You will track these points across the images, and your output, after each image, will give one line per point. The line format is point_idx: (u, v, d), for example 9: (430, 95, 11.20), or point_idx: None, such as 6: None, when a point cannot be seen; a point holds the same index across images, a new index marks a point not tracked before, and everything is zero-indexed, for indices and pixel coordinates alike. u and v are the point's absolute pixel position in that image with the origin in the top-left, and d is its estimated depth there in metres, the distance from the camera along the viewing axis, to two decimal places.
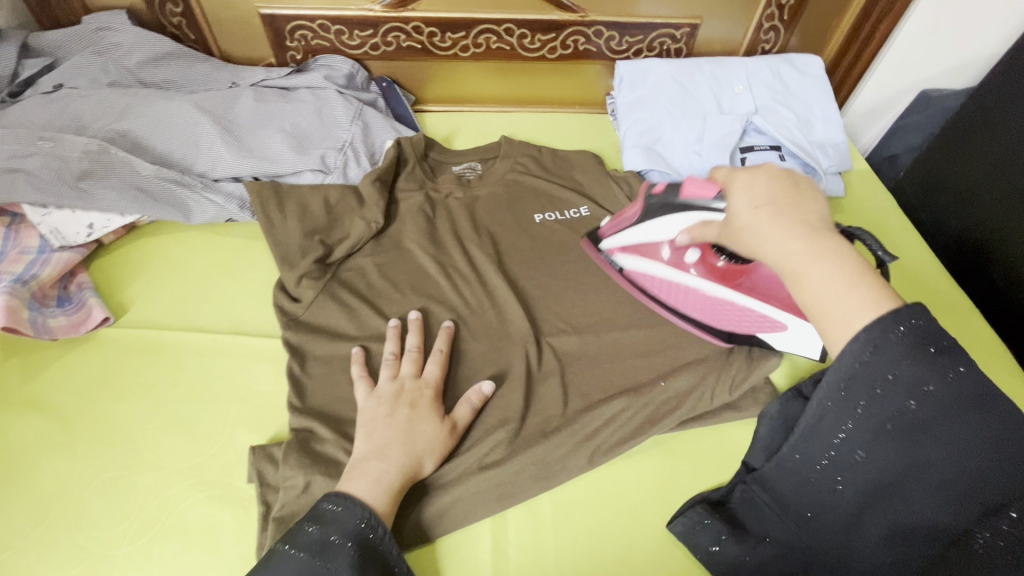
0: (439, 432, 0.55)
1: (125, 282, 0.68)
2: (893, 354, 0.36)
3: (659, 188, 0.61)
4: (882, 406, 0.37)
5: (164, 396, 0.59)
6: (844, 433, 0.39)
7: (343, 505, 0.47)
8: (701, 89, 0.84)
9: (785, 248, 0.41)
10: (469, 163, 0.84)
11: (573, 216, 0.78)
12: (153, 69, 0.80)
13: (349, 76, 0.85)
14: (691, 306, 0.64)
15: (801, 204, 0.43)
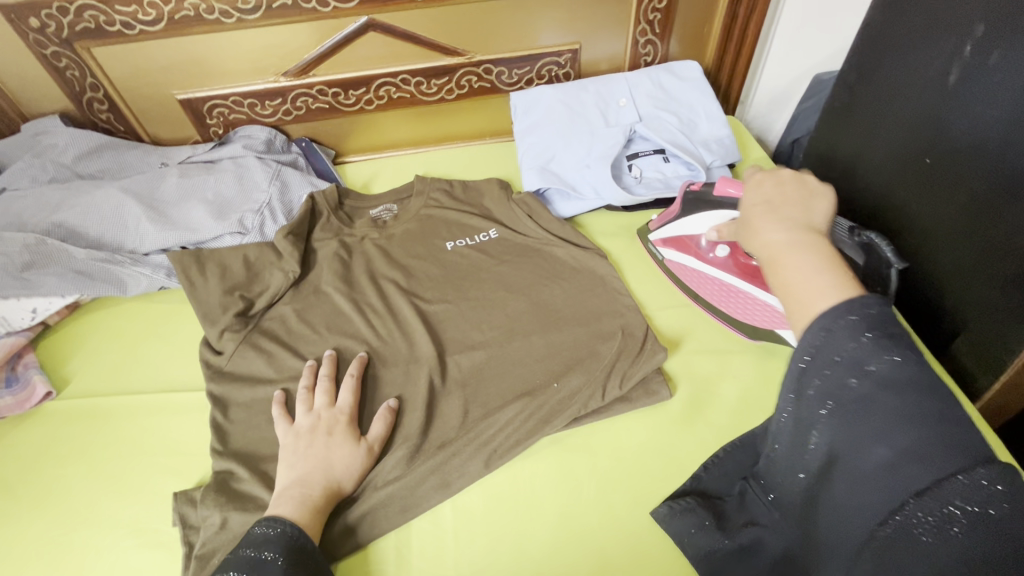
0: (355, 453, 0.59)
1: (69, 358, 0.74)
2: (839, 334, 0.33)
3: (697, 185, 0.72)
4: (826, 390, 0.34)
5: (100, 455, 0.65)
6: (800, 416, 0.36)
7: (274, 527, 0.50)
8: (587, 106, 0.90)
9: (773, 234, 0.43)
10: (386, 204, 0.88)
11: (483, 240, 0.82)
12: (87, 161, 0.88)
13: (267, 142, 0.93)
14: (718, 298, 0.71)
15: (794, 204, 0.46)
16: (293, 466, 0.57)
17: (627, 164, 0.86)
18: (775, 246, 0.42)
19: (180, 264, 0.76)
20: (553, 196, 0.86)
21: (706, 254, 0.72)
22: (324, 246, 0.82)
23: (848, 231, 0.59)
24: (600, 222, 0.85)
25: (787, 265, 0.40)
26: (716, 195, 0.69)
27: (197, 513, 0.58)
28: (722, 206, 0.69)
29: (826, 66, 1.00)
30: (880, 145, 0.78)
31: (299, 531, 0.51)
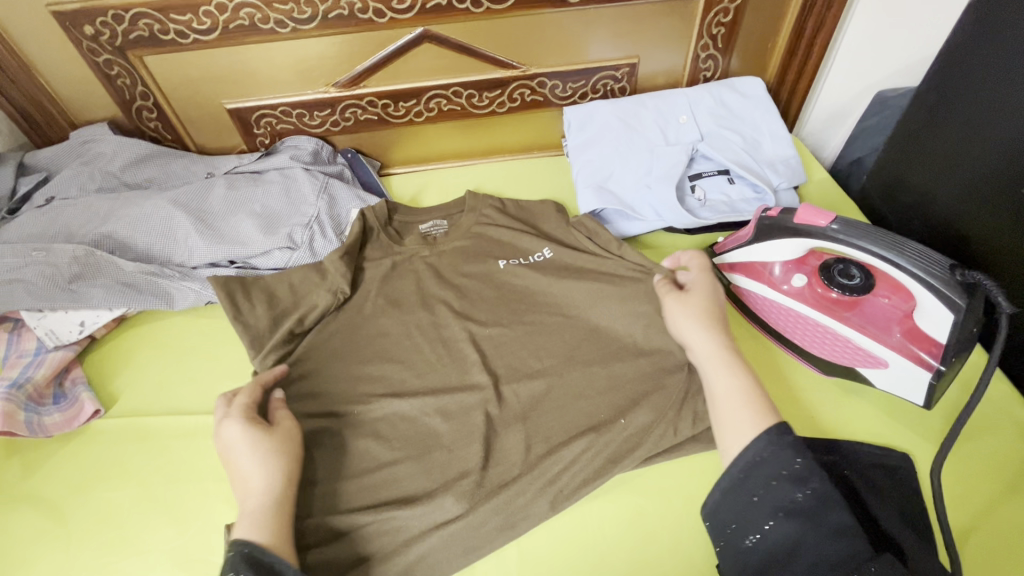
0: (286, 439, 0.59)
1: (115, 373, 0.73)
2: (785, 453, 0.47)
3: (775, 211, 0.66)
4: (778, 495, 0.46)
5: (149, 478, 0.63)
6: (747, 517, 0.47)
7: (234, 550, 0.49)
8: (646, 123, 0.87)
9: (704, 342, 0.59)
10: (435, 220, 0.84)
11: (539, 260, 0.78)
12: (135, 170, 0.87)
13: (314, 153, 0.91)
14: (790, 329, 0.66)
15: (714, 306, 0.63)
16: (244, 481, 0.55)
17: (689, 185, 0.83)
18: (709, 352, 0.59)
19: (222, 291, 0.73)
20: (610, 216, 0.82)
21: (780, 283, 0.67)
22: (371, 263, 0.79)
23: (948, 270, 0.55)
24: (658, 245, 0.81)
25: (722, 372, 0.56)
26: (795, 222, 0.63)
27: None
28: (803, 235, 0.63)
29: (891, 82, 0.96)
30: (962, 172, 0.74)
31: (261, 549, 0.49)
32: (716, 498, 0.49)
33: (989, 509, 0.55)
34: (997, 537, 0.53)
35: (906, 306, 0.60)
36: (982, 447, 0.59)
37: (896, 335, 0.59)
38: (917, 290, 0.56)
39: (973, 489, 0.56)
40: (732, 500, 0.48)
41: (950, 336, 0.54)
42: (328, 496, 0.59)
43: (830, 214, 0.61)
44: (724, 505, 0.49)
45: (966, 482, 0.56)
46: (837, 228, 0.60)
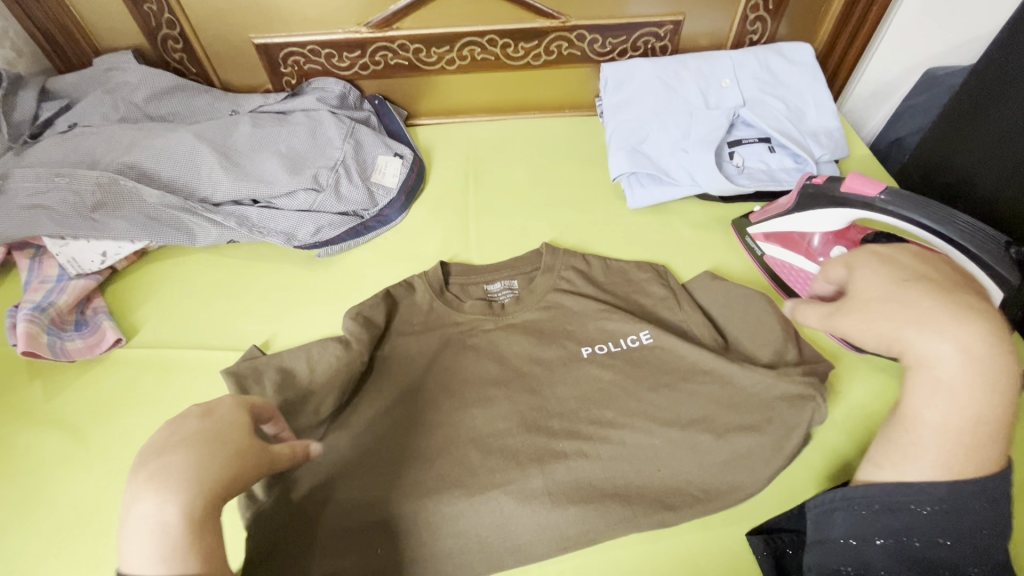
0: (249, 455, 0.40)
1: (137, 305, 0.73)
2: (954, 523, 0.39)
3: (821, 179, 0.63)
4: (915, 549, 0.40)
5: (168, 409, 0.63)
6: (860, 550, 0.42)
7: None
8: (688, 85, 0.83)
9: (937, 352, 0.38)
10: (505, 281, 0.70)
11: (631, 344, 0.63)
12: (158, 102, 0.84)
13: (341, 96, 0.88)
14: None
15: (957, 293, 0.40)
16: (154, 467, 0.36)
17: (728, 151, 0.80)
18: (944, 362, 0.38)
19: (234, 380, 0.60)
20: (643, 179, 0.80)
21: (817, 255, 0.67)
22: (424, 332, 0.65)
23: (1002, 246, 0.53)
24: (689, 211, 0.80)
25: (942, 399, 0.38)
26: (841, 191, 0.61)
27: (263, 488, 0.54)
28: (848, 205, 0.60)
29: (942, 59, 0.92)
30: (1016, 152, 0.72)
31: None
32: (841, 501, 0.44)
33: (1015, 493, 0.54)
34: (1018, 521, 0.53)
35: None
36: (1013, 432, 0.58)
37: None
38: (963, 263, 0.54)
39: None
40: (853, 519, 0.43)
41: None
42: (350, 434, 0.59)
43: (879, 184, 0.58)
44: (838, 521, 0.43)
45: None
46: (886, 200, 0.57)
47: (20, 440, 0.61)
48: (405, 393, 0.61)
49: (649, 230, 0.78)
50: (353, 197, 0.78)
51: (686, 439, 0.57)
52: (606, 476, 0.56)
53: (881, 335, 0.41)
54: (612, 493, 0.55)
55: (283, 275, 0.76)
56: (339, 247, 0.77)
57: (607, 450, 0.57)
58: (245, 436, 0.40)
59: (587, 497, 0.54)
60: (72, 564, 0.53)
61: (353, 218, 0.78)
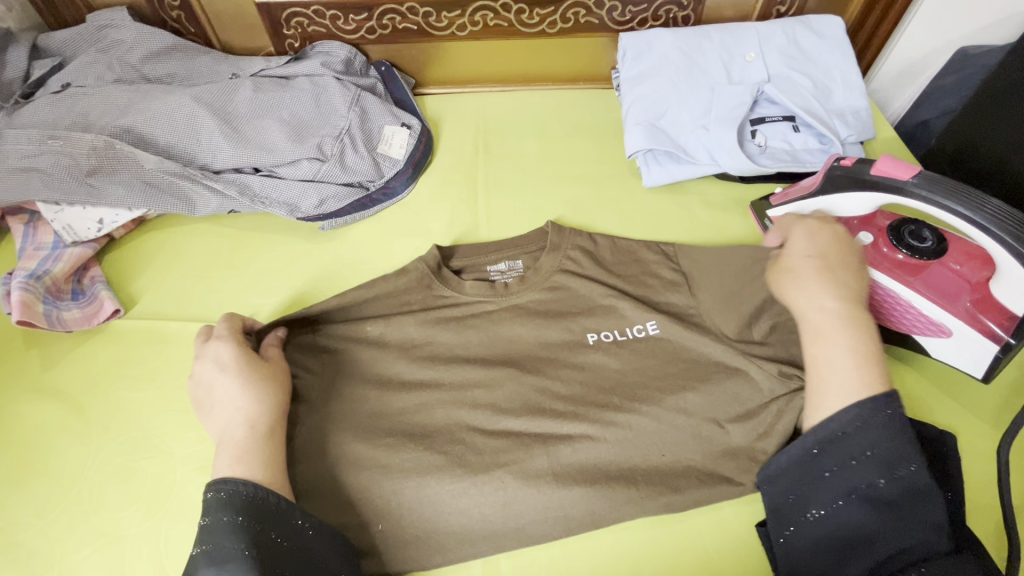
0: (269, 379, 0.56)
1: (135, 275, 0.70)
2: (874, 434, 0.45)
3: (850, 160, 0.60)
4: (854, 474, 0.45)
5: (168, 382, 0.61)
6: (817, 492, 0.46)
7: (217, 492, 0.46)
8: (710, 58, 0.79)
9: (809, 310, 0.52)
10: (509, 261, 0.69)
11: (637, 335, 0.62)
12: (155, 63, 0.81)
13: (346, 61, 0.84)
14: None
15: (840, 267, 0.54)
16: (215, 408, 0.54)
17: (750, 129, 0.76)
18: (822, 312, 0.51)
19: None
20: (660, 156, 0.77)
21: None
22: (423, 311, 0.63)
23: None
24: (707, 191, 0.77)
25: (823, 341, 0.51)
26: (873, 175, 0.58)
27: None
28: (880, 189, 0.57)
29: (977, 37, 0.88)
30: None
31: (263, 488, 0.48)
32: (786, 459, 0.48)
33: None
34: None
35: (980, 274, 0.56)
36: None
37: (965, 304, 0.56)
38: (997, 252, 0.52)
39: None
40: (800, 469, 0.47)
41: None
42: (354, 412, 0.57)
43: (914, 168, 0.55)
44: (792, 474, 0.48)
45: (1019, 461, 0.55)
46: (918, 184, 0.54)
47: (16, 409, 0.60)
48: (411, 371, 0.60)
49: (663, 209, 0.76)
50: (358, 167, 0.75)
51: (698, 426, 0.55)
52: (612, 459, 0.54)
53: (796, 296, 0.53)
54: (620, 478, 0.53)
55: (286, 247, 0.73)
56: (344, 220, 0.75)
57: (616, 435, 0.55)
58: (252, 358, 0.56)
59: (595, 480, 0.53)
60: (72, 537, 0.53)
61: (359, 190, 0.75)
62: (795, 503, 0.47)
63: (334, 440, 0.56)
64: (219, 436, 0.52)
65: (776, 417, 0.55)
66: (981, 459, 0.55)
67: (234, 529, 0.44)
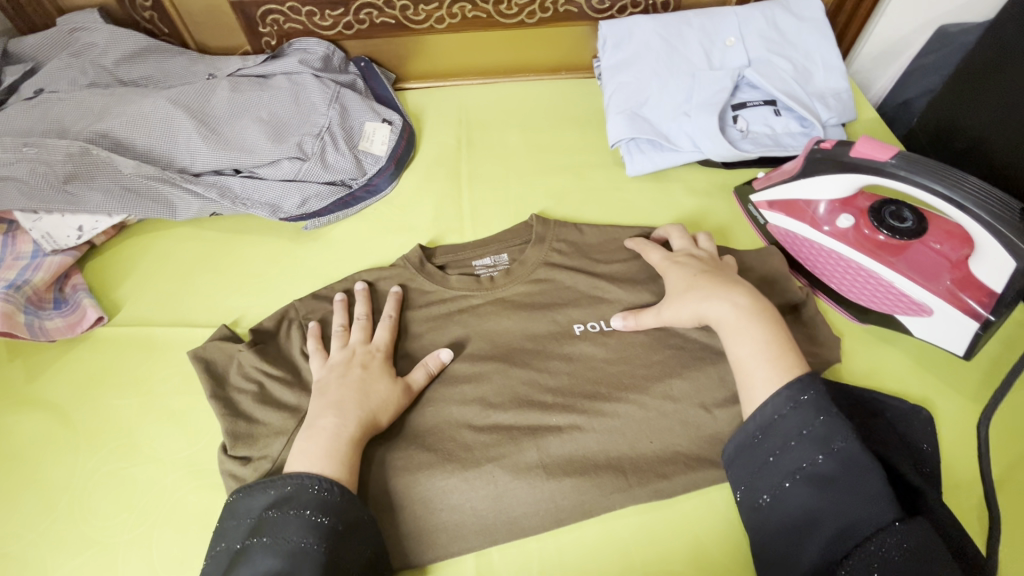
0: (393, 389, 0.56)
1: (118, 281, 0.70)
2: (808, 413, 0.47)
3: (830, 143, 0.60)
4: (794, 456, 0.47)
5: (155, 387, 0.61)
6: (764, 475, 0.48)
7: (292, 486, 0.48)
8: (689, 44, 0.79)
9: (720, 309, 0.56)
10: (494, 255, 0.69)
11: (624, 324, 0.62)
12: (130, 66, 0.79)
13: (325, 58, 0.83)
14: (827, 273, 0.63)
15: (725, 277, 0.59)
16: (332, 391, 0.55)
17: (732, 115, 0.76)
18: (729, 318, 0.55)
19: (204, 366, 0.60)
20: (643, 145, 0.77)
21: (822, 223, 0.63)
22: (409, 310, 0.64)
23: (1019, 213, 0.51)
24: (691, 178, 0.77)
25: (739, 338, 0.54)
26: (851, 157, 0.58)
27: (248, 468, 0.54)
28: (860, 171, 0.57)
29: (957, 15, 0.88)
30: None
31: (340, 486, 0.49)
32: (734, 448, 0.50)
33: (1014, 462, 0.54)
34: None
35: (959, 253, 0.57)
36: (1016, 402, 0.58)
37: (945, 283, 0.56)
38: (975, 228, 0.52)
39: (1004, 441, 0.55)
40: (744, 457, 0.49)
41: (1007, 284, 0.52)
42: None
43: (892, 149, 0.56)
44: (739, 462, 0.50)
45: (999, 436, 0.56)
46: (897, 164, 0.55)
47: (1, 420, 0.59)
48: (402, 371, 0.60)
49: (647, 198, 0.76)
50: (340, 165, 0.74)
51: (684, 411, 0.56)
52: (599, 447, 0.54)
53: (692, 312, 0.57)
54: (609, 465, 0.53)
55: (269, 248, 0.73)
56: (327, 219, 0.74)
57: (603, 423, 0.55)
58: (393, 384, 0.56)
59: (584, 470, 0.53)
60: (63, 546, 0.53)
61: (342, 188, 0.75)
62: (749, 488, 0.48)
63: None
64: (321, 419, 0.53)
65: None
66: (962, 435, 0.55)
67: (307, 531, 0.45)
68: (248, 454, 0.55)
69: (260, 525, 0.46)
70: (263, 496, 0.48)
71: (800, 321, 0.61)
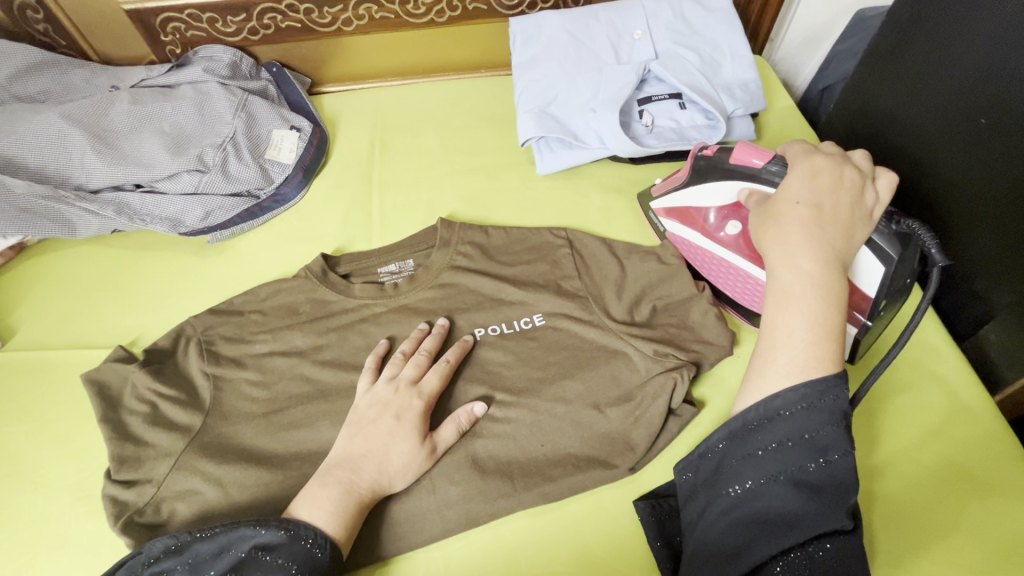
0: (416, 453, 0.53)
1: (15, 305, 0.68)
2: (818, 418, 0.42)
3: (712, 151, 0.61)
4: (787, 454, 0.42)
5: (48, 413, 0.60)
6: (742, 465, 0.43)
7: (287, 531, 0.46)
8: (597, 39, 0.78)
9: (784, 267, 0.46)
10: (400, 261, 0.68)
11: (524, 326, 0.62)
12: (25, 81, 0.77)
13: (232, 65, 0.81)
14: (723, 280, 0.64)
15: (829, 227, 0.47)
16: (362, 438, 0.53)
17: (638, 109, 0.76)
18: (797, 273, 0.45)
19: (95, 389, 0.59)
20: (553, 143, 0.77)
21: (714, 232, 0.63)
22: (310, 322, 0.63)
23: (885, 219, 0.53)
24: (601, 174, 0.77)
25: (787, 304, 0.45)
26: (731, 164, 0.58)
27: (130, 491, 0.53)
28: (737, 178, 0.58)
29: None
30: (917, 119, 0.70)
31: (331, 539, 0.48)
32: (722, 428, 0.45)
33: (897, 449, 0.55)
34: (906, 474, 0.54)
35: None
36: (900, 385, 0.59)
37: None
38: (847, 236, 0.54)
39: (883, 424, 0.57)
40: (731, 442, 0.44)
41: (880, 288, 0.53)
42: (237, 429, 0.57)
43: (766, 154, 0.55)
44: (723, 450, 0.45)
45: (887, 422, 0.57)
46: (772, 170, 0.55)
47: None
48: (300, 385, 0.60)
49: (558, 196, 0.75)
50: (244, 176, 0.73)
51: (576, 412, 0.56)
52: (490, 453, 0.54)
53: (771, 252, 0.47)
54: (499, 470, 0.53)
55: (173, 263, 0.72)
56: (231, 230, 0.73)
57: (497, 429, 0.55)
58: (418, 445, 0.53)
59: (475, 476, 0.53)
60: None
61: (247, 199, 0.73)
62: (719, 474, 0.45)
63: (213, 462, 0.55)
64: (347, 472, 0.51)
65: (651, 400, 0.55)
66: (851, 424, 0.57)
67: None
68: (133, 477, 0.54)
69: (242, 564, 0.44)
70: (253, 534, 0.46)
71: (695, 316, 0.61)
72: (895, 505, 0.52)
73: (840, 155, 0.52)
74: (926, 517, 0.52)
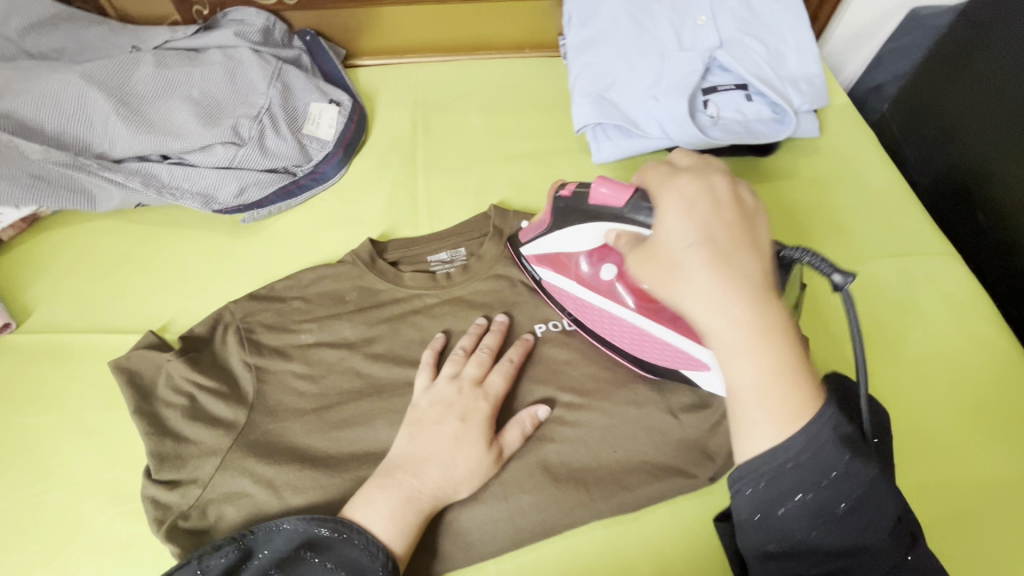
0: (484, 458, 0.49)
1: (30, 282, 0.63)
2: (833, 454, 0.34)
3: (569, 188, 0.51)
4: (823, 501, 0.34)
5: (73, 402, 0.55)
6: (773, 523, 0.35)
7: (341, 533, 0.44)
8: (659, 22, 0.74)
9: (709, 322, 0.37)
10: (451, 249, 0.64)
11: None
12: (38, 36, 0.70)
13: (264, 31, 0.75)
14: (609, 330, 0.55)
15: (735, 260, 0.37)
16: (424, 441, 0.49)
17: (702, 99, 0.72)
18: (728, 331, 0.36)
19: (127, 379, 0.54)
20: (610, 130, 0.72)
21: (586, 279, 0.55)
22: (359, 312, 0.59)
23: None
24: None
25: (738, 361, 0.36)
26: (591, 204, 0.48)
27: (174, 493, 0.49)
28: (601, 218, 0.48)
29: None
30: (987, 122, 0.68)
31: (382, 546, 0.44)
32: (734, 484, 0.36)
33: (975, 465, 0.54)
34: (986, 492, 0.53)
35: None
36: (975, 399, 0.58)
37: None
38: None
39: (960, 439, 0.56)
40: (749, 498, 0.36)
41: None
42: (284, 426, 0.53)
43: (627, 189, 0.45)
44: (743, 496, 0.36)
45: (963, 438, 0.56)
46: (628, 211, 0.45)
47: None
48: (349, 381, 0.55)
49: None
50: (281, 151, 0.68)
51: (650, 416, 0.53)
52: (561, 458, 0.51)
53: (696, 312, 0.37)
54: (572, 478, 0.50)
55: (203, 243, 0.66)
56: (267, 210, 0.68)
57: (567, 434, 0.52)
58: (485, 450, 0.49)
59: (547, 484, 0.50)
60: None
61: (284, 176, 0.68)
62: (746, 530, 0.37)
63: (261, 461, 0.50)
64: (410, 478, 0.47)
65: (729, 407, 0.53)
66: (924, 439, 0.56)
67: None
68: (175, 478, 0.50)
69: (287, 562, 0.41)
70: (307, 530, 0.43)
71: None
72: (975, 526, 0.51)
73: (699, 167, 0.42)
74: (1008, 534, 0.51)
